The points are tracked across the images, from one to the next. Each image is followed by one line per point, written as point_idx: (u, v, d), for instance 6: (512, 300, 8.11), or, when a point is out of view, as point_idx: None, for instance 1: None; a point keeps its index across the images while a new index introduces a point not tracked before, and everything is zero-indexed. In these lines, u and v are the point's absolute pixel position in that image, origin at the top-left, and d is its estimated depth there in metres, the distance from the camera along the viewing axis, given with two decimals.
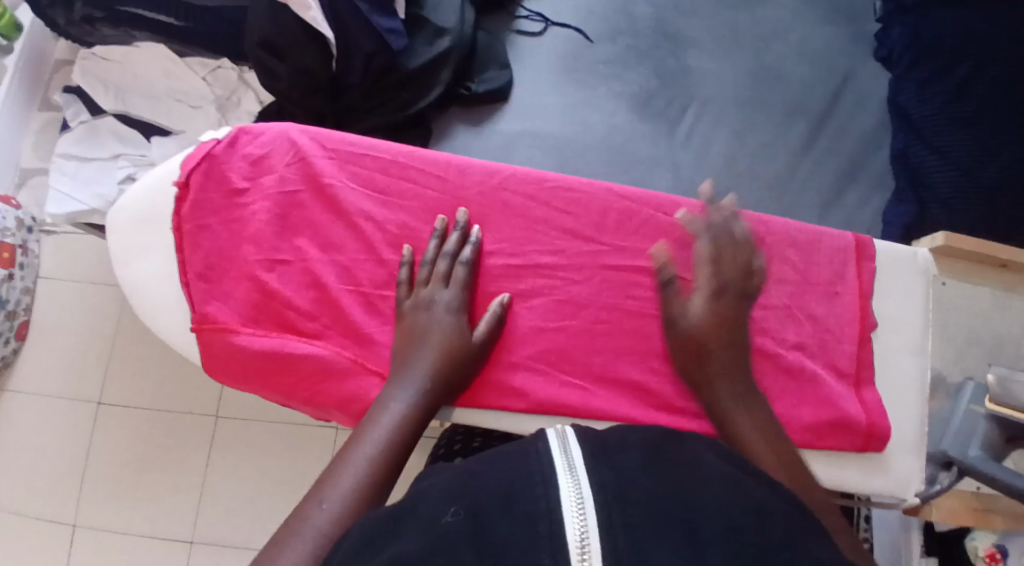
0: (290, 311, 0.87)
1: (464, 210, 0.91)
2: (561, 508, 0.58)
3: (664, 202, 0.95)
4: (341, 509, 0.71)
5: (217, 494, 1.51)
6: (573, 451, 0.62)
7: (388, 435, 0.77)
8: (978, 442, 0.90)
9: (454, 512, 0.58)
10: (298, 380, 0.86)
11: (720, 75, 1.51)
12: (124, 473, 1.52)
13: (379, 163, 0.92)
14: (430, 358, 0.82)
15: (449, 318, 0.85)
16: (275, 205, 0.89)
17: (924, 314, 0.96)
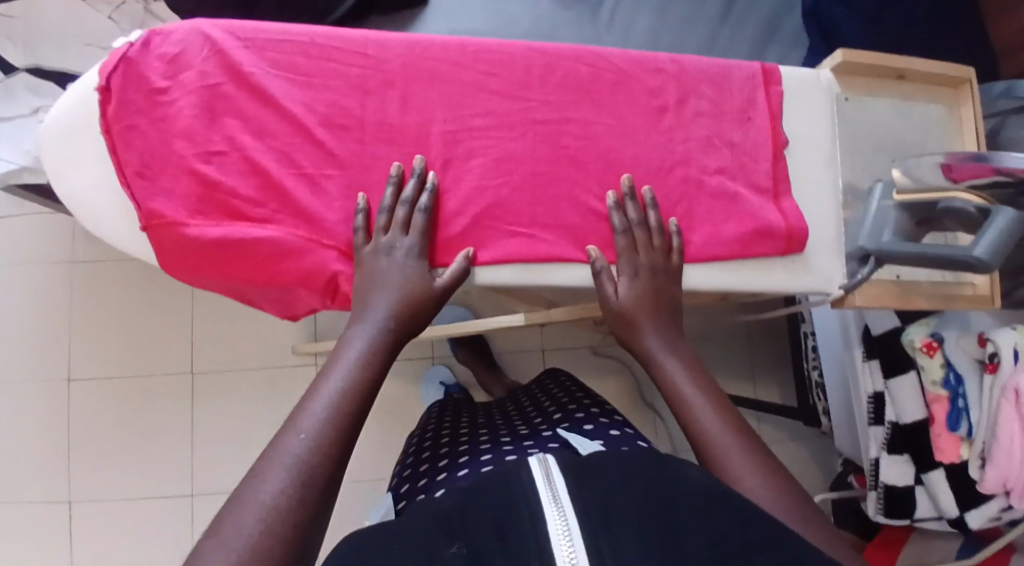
0: (235, 200, 0.86)
1: (420, 158, 0.90)
2: (545, 523, 0.67)
3: (583, 53, 0.97)
4: (316, 442, 0.75)
5: (205, 436, 1.72)
6: (556, 481, 0.70)
7: (346, 385, 0.80)
8: (890, 229, 0.99)
9: (457, 547, 0.67)
10: (252, 265, 0.86)
11: None
12: (110, 432, 1.71)
13: (297, 47, 0.91)
14: (390, 303, 0.85)
15: (412, 273, 0.87)
16: (200, 99, 0.88)
17: (832, 127, 1.04)
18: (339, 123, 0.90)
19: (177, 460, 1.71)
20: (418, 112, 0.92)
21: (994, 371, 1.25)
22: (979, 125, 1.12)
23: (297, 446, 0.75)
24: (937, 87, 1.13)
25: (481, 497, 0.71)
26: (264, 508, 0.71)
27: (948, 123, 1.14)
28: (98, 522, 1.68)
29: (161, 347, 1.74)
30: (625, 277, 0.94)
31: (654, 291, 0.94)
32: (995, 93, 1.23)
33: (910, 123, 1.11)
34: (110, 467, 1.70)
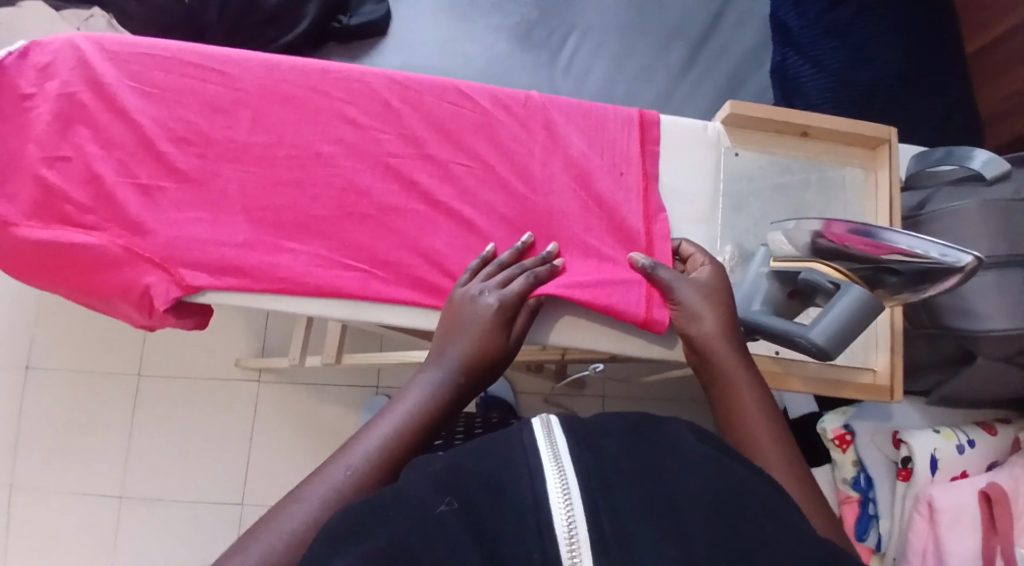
0: (68, 204, 0.90)
1: (555, 245, 0.94)
2: (547, 495, 0.56)
3: (443, 88, 0.98)
4: (361, 468, 0.70)
5: (143, 447, 1.67)
6: (559, 441, 0.59)
7: (408, 417, 0.75)
8: (763, 298, 0.90)
9: (448, 502, 0.56)
10: (75, 270, 0.90)
11: (598, 4, 1.48)
12: (54, 433, 1.67)
13: (159, 63, 0.95)
14: (466, 346, 0.83)
15: (495, 311, 0.85)
16: (56, 107, 0.92)
17: (715, 178, 1.01)
18: (186, 139, 0.93)
19: (110, 476, 1.66)
20: (267, 136, 0.94)
21: (907, 478, 1.12)
22: (895, 192, 1.01)
23: (338, 478, 0.70)
24: (851, 147, 1.04)
25: (480, 457, 0.60)
26: (286, 535, 0.66)
27: (865, 186, 1.03)
28: (28, 521, 1.64)
29: (117, 347, 1.71)
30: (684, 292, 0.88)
31: (724, 314, 0.85)
32: (934, 160, 1.04)
33: (812, 180, 1.02)
34: (44, 473, 1.65)
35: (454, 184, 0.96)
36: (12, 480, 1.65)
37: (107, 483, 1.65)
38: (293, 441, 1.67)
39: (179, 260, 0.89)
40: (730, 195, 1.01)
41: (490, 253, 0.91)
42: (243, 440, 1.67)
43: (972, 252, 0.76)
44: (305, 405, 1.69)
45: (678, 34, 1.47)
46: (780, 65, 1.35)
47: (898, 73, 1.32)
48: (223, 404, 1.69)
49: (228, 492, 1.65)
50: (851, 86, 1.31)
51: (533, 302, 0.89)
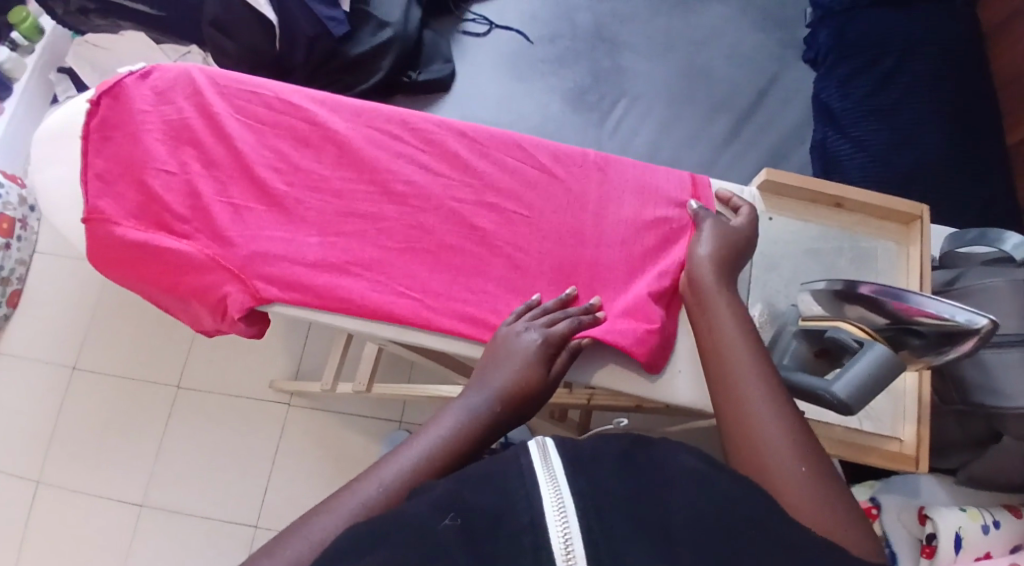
0: (166, 212, 0.99)
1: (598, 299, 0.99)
2: (543, 514, 0.61)
3: (510, 141, 1.07)
4: (389, 487, 0.73)
5: (174, 458, 1.72)
6: (554, 462, 0.64)
7: (443, 438, 0.78)
8: (793, 356, 0.96)
9: (451, 517, 0.62)
10: (163, 271, 0.98)
11: (650, 76, 1.58)
12: (89, 436, 1.73)
13: (261, 99, 1.06)
14: (505, 377, 0.86)
15: (539, 346, 0.90)
16: (170, 129, 1.03)
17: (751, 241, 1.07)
18: (278, 167, 1.03)
19: (134, 483, 1.70)
20: (348, 170, 1.04)
21: (930, 556, 1.13)
22: (926, 267, 1.06)
23: (370, 494, 0.72)
24: (886, 223, 1.10)
25: (482, 485, 0.64)
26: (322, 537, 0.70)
27: (897, 260, 1.08)
28: (51, 519, 1.68)
29: (161, 359, 1.79)
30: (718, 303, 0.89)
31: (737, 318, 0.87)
32: (969, 239, 1.10)
33: (845, 248, 1.08)
34: (72, 474, 1.71)
35: (513, 230, 1.03)
36: (41, 477, 1.71)
37: (130, 489, 1.70)
38: (315, 466, 1.70)
39: (254, 272, 0.97)
40: (765, 255, 1.07)
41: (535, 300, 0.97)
42: (265, 460, 1.71)
43: (987, 317, 0.80)
44: (330, 433, 1.73)
45: (721, 109, 1.55)
46: (821, 143, 1.47)
47: (932, 160, 1.39)
48: (254, 424, 1.74)
49: (246, 513, 1.67)
50: (885, 171, 1.38)
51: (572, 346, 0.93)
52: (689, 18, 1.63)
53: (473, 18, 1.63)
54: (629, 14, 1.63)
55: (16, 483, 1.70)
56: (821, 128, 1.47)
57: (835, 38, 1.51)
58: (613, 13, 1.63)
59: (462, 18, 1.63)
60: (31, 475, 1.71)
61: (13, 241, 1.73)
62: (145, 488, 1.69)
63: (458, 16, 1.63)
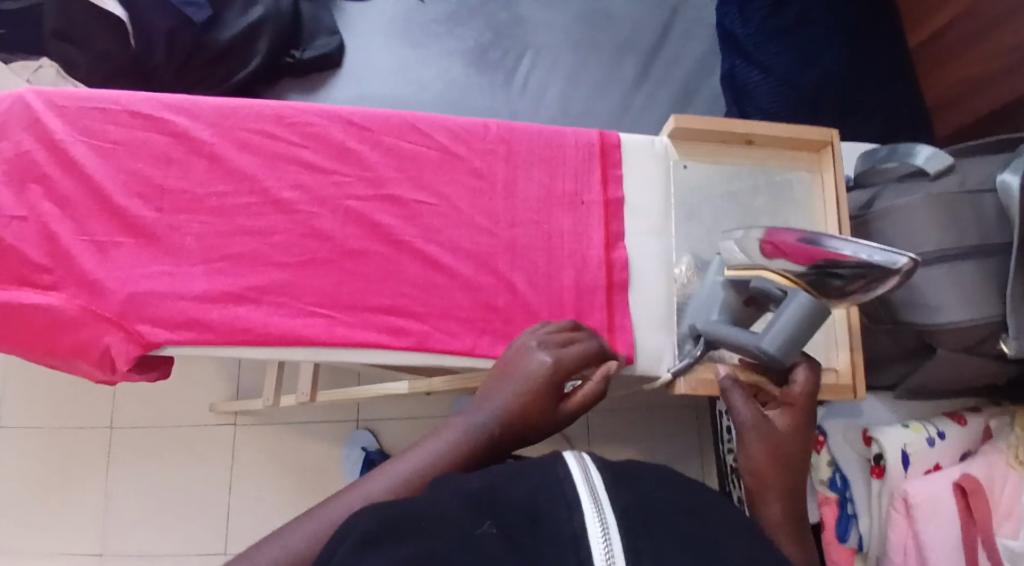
0: (24, 265, 0.88)
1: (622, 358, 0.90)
2: (586, 528, 0.57)
3: (401, 126, 0.99)
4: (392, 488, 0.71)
5: (122, 500, 1.63)
6: (595, 476, 0.60)
7: (442, 453, 0.73)
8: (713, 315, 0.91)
9: (490, 525, 0.56)
10: (34, 330, 0.88)
11: (549, 23, 1.49)
12: (31, 495, 1.64)
13: (113, 117, 0.94)
14: (513, 394, 0.77)
15: (547, 367, 0.79)
16: (10, 168, 0.91)
17: (666, 194, 1.01)
18: (146, 193, 0.93)
19: (87, 534, 1.61)
20: (226, 183, 0.94)
21: (882, 476, 1.11)
22: (842, 196, 1.00)
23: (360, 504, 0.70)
24: (799, 152, 1.04)
25: (513, 481, 0.60)
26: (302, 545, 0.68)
27: (813, 190, 1.03)
28: None
29: (89, 399, 1.69)
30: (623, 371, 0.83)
31: (786, 447, 0.80)
32: (880, 157, 1.06)
33: (761, 188, 1.02)
34: (21, 536, 1.62)
35: (418, 223, 0.96)
36: None
37: (83, 540, 1.61)
38: (271, 483, 1.63)
39: (137, 317, 0.88)
40: (681, 207, 1.00)
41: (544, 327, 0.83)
42: (221, 484, 1.64)
43: (907, 254, 0.75)
44: (281, 445, 1.66)
45: (627, 48, 1.48)
46: (730, 74, 1.35)
47: (845, 74, 1.34)
48: (199, 450, 1.66)
49: (209, 543, 1.61)
50: (797, 92, 1.33)
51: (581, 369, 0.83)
52: None
53: None
54: None
55: None
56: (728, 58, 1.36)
57: None
58: None
59: None
60: None
61: None
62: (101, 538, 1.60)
63: None
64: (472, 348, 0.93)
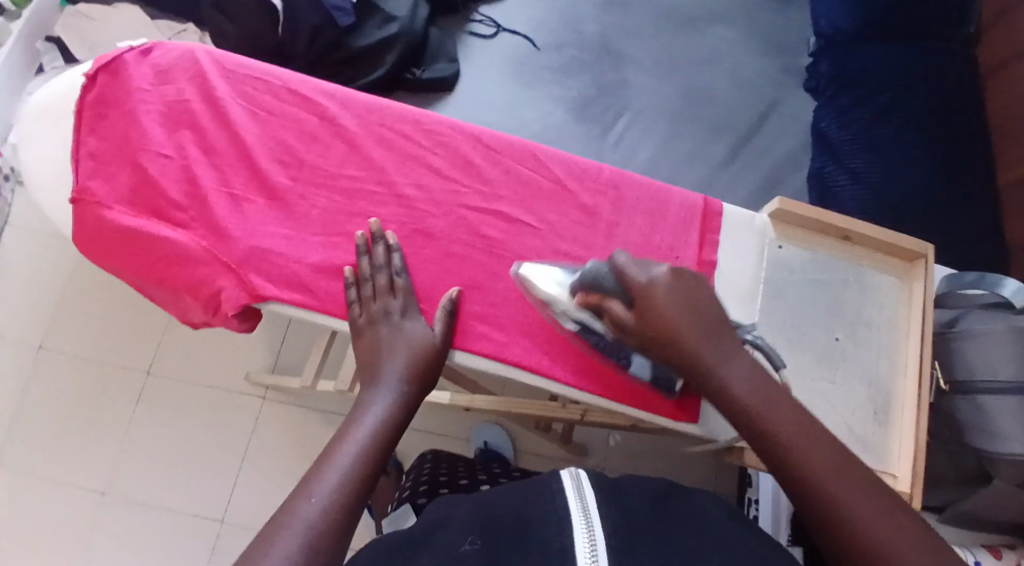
0: (161, 199, 0.96)
1: (455, 289, 0.97)
2: (572, 537, 0.63)
3: (524, 152, 1.05)
4: (327, 508, 0.74)
5: (140, 448, 1.63)
6: (587, 494, 0.67)
7: (365, 440, 0.80)
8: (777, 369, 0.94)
9: (471, 541, 0.67)
10: (155, 260, 0.95)
11: (653, 91, 1.55)
12: (52, 421, 1.64)
13: (268, 87, 1.02)
14: (399, 362, 0.89)
15: (402, 326, 0.92)
16: (167, 110, 0.99)
17: (758, 268, 1.05)
18: (283, 160, 1.00)
19: (98, 472, 1.62)
20: (356, 169, 1.01)
21: None
22: (928, 306, 1.04)
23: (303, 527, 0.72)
24: (889, 258, 1.08)
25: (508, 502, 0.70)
26: None
27: (898, 298, 1.07)
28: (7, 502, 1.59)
29: (133, 343, 1.70)
30: (684, 329, 0.82)
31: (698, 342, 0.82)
32: (967, 282, 1.08)
33: (848, 283, 1.06)
34: (33, 459, 1.62)
35: (521, 243, 1.01)
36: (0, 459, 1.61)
37: (93, 478, 1.61)
38: (287, 463, 1.64)
39: (251, 268, 0.94)
40: (770, 284, 1.05)
41: (585, 273, 0.87)
42: (236, 454, 1.64)
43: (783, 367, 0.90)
44: (305, 430, 1.67)
45: (724, 128, 1.53)
46: (818, 173, 1.45)
47: (928, 198, 1.38)
48: (225, 416, 1.67)
49: (212, 508, 1.61)
50: (880, 206, 1.37)
51: (655, 314, 0.82)
52: (693, 36, 1.60)
53: (480, 19, 1.60)
54: (636, 26, 1.60)
55: None
56: (820, 158, 1.46)
57: (837, 69, 1.50)
58: (620, 26, 1.60)
59: (469, 19, 1.60)
60: None
61: None
62: (109, 478, 1.61)
63: (464, 18, 1.61)
64: (546, 370, 0.96)
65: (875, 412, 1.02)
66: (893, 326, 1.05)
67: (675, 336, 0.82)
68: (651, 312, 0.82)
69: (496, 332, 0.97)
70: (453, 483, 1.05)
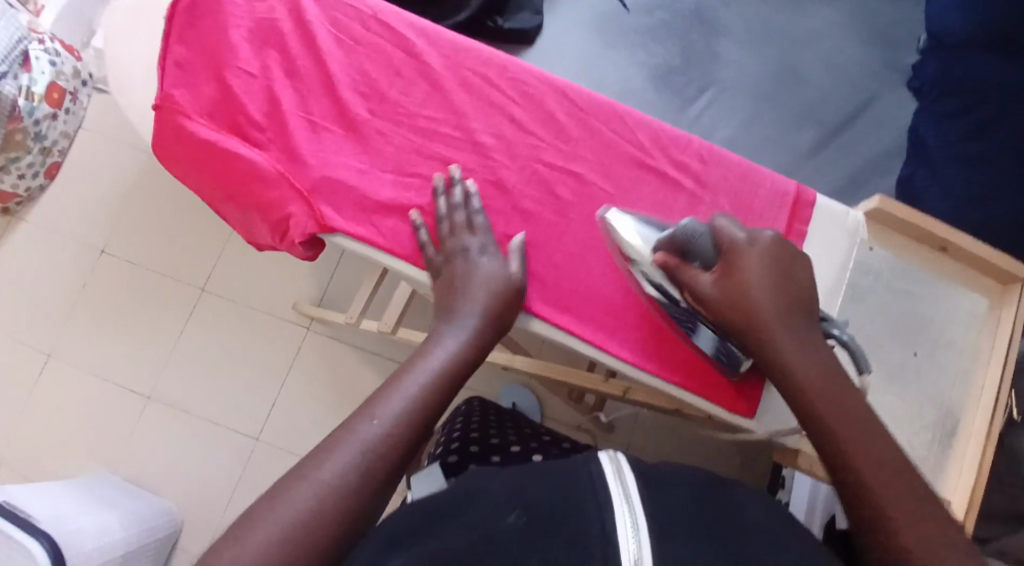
0: (242, 116, 0.95)
1: (519, 238, 0.95)
2: (614, 521, 0.61)
3: (611, 115, 1.01)
4: (388, 432, 0.74)
5: (185, 358, 1.67)
6: (628, 481, 0.65)
7: (435, 374, 0.80)
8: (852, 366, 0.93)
9: (516, 516, 0.63)
10: (229, 176, 0.94)
11: (742, 69, 1.48)
12: (106, 322, 1.68)
13: (358, 15, 1.00)
14: (478, 305, 0.88)
15: (489, 268, 0.91)
16: (256, 26, 0.98)
17: (843, 268, 1.01)
18: (365, 92, 0.98)
19: (144, 376, 1.66)
20: (437, 110, 0.99)
21: None
22: (1016, 329, 0.99)
23: (360, 446, 0.72)
24: (982, 276, 1.03)
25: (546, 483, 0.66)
26: (325, 486, 0.69)
27: (983, 319, 1.02)
28: (58, 392, 1.65)
29: (189, 256, 1.72)
30: (756, 300, 0.83)
31: (779, 296, 0.83)
32: None
33: (928, 296, 1.02)
34: (84, 355, 1.66)
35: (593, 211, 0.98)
36: (53, 351, 1.66)
37: (139, 381, 1.66)
38: (323, 394, 1.66)
39: (323, 198, 0.93)
40: (852, 288, 1.01)
41: (678, 230, 0.87)
42: (277, 377, 1.67)
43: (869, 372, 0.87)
44: (343, 364, 1.68)
45: (812, 119, 1.46)
46: (908, 178, 1.31)
47: None
48: (269, 338, 1.69)
49: (247, 426, 1.64)
50: None
51: (736, 281, 0.84)
52: (797, 16, 1.50)
53: None
54: None
55: (25, 353, 1.66)
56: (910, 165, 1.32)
57: (941, 72, 1.29)
58: None
59: None
60: (42, 348, 1.66)
61: (59, 111, 1.65)
62: (153, 384, 1.65)
63: None
64: (599, 343, 0.94)
65: (940, 435, 0.98)
66: (970, 347, 1.01)
67: (756, 326, 0.82)
68: (735, 275, 0.84)
69: (558, 295, 0.95)
70: (486, 443, 1.06)
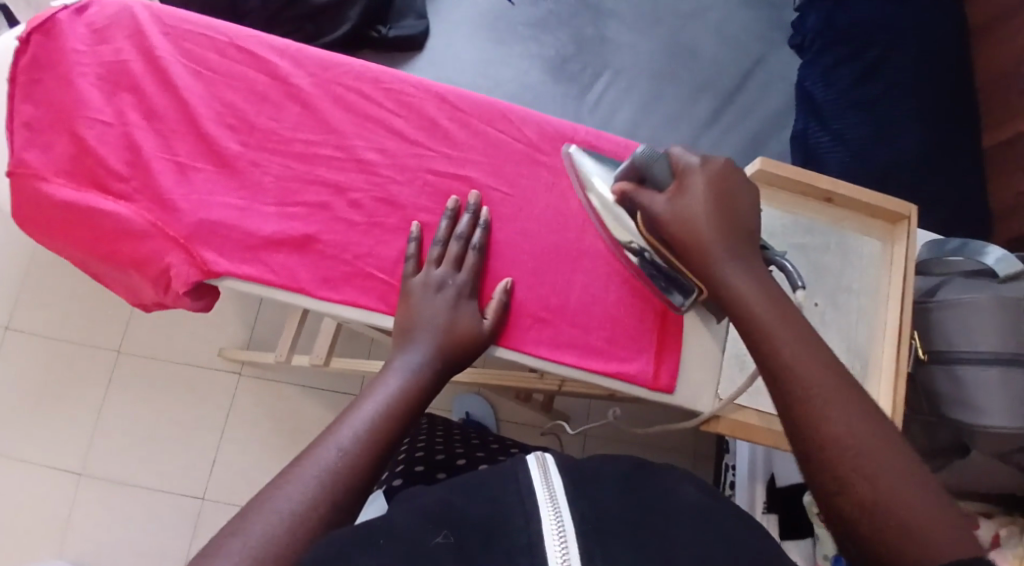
0: (103, 169, 0.90)
1: (509, 280, 0.92)
2: (540, 523, 0.58)
3: (494, 113, 0.99)
4: (332, 477, 0.69)
5: (112, 426, 1.59)
6: (554, 480, 0.62)
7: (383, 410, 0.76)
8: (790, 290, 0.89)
9: (444, 535, 0.58)
10: (99, 234, 0.89)
11: (635, 47, 1.45)
12: (23, 403, 1.59)
13: (214, 44, 0.95)
14: (432, 339, 0.85)
15: (450, 300, 0.88)
16: (106, 73, 0.93)
17: None
18: (232, 123, 0.93)
19: (71, 453, 1.57)
20: (313, 132, 0.95)
21: None
22: (910, 261, 1.00)
23: (304, 492, 0.67)
24: (871, 219, 1.04)
25: (471, 497, 0.61)
26: (265, 540, 0.64)
27: (881, 258, 1.03)
28: None
29: (101, 319, 1.64)
30: (702, 222, 0.80)
31: (725, 220, 0.80)
32: (948, 249, 1.08)
33: (833, 247, 1.02)
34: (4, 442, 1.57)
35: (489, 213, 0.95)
36: None
37: (67, 459, 1.57)
38: (264, 438, 1.60)
39: (202, 242, 0.88)
40: None
41: (636, 157, 0.86)
42: (214, 428, 1.60)
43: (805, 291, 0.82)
44: (281, 404, 1.63)
45: (708, 87, 1.44)
46: (801, 133, 1.27)
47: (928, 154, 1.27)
48: (198, 390, 1.62)
49: (190, 486, 1.57)
50: None
51: (684, 203, 0.81)
52: None
53: None
54: None
55: None
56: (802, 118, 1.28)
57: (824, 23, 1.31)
58: None
59: None
60: None
61: None
62: (83, 459, 1.56)
63: None
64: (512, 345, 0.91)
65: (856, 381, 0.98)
66: (874, 289, 1.01)
67: (704, 250, 0.79)
68: (683, 197, 0.81)
69: None
70: (433, 459, 1.02)
